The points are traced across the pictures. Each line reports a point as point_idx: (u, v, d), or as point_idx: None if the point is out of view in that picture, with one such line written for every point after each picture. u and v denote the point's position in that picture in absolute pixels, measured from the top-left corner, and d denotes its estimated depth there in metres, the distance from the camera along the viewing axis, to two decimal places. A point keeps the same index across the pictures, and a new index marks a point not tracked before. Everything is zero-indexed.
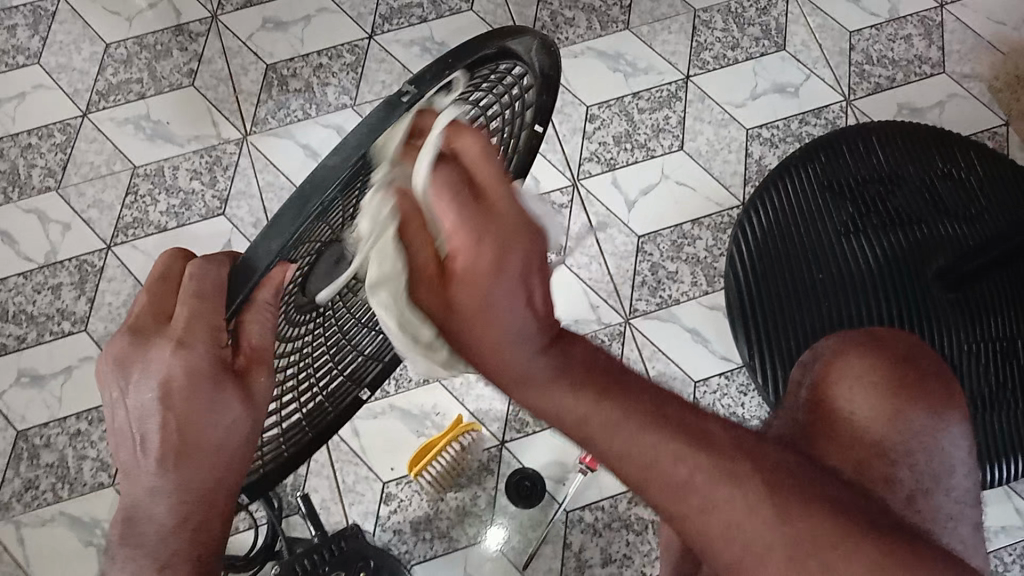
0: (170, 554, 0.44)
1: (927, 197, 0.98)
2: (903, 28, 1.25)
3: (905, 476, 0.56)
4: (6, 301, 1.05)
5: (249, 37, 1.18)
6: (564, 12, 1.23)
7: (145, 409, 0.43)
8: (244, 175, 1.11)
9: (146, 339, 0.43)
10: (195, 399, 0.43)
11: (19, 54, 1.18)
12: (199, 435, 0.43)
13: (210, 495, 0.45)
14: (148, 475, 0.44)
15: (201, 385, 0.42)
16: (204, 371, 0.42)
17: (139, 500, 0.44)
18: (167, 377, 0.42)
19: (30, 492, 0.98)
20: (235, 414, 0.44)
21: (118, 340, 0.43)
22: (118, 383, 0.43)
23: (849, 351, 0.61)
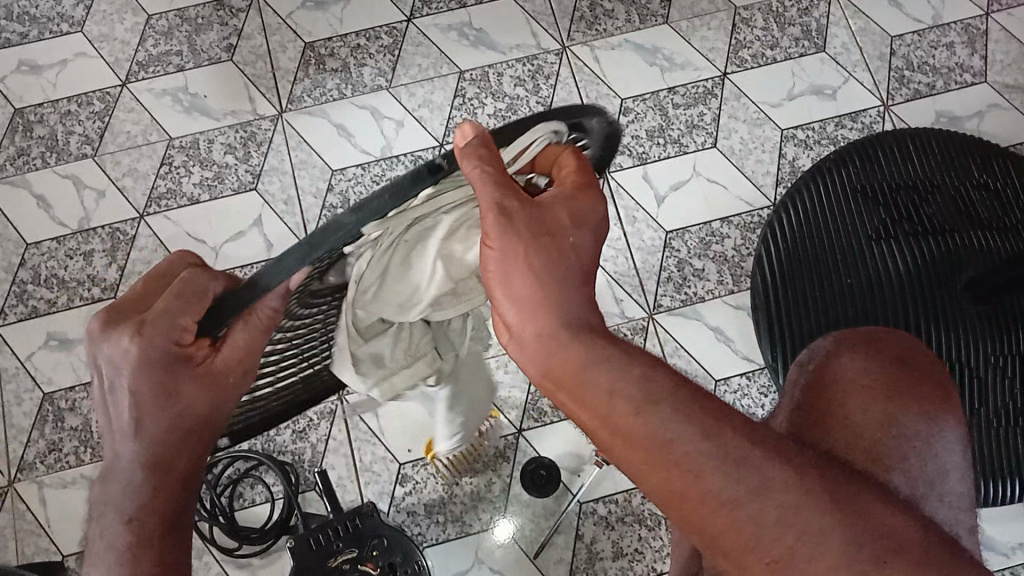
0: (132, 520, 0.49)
1: (960, 206, 0.97)
2: (946, 35, 1.24)
3: (900, 481, 0.55)
4: (40, 264, 1.07)
5: (289, 15, 1.19)
6: (603, 4, 1.22)
7: (117, 390, 0.49)
8: (278, 152, 1.11)
9: (117, 325, 0.48)
10: (164, 381, 0.49)
11: (63, 21, 1.19)
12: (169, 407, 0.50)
13: (170, 472, 0.50)
14: (126, 445, 0.50)
15: (162, 372, 0.48)
16: (164, 360, 0.48)
17: (111, 468, 0.50)
18: (137, 352, 0.47)
19: (54, 453, 0.99)
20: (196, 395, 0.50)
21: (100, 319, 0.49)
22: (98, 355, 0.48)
23: (845, 352, 0.60)
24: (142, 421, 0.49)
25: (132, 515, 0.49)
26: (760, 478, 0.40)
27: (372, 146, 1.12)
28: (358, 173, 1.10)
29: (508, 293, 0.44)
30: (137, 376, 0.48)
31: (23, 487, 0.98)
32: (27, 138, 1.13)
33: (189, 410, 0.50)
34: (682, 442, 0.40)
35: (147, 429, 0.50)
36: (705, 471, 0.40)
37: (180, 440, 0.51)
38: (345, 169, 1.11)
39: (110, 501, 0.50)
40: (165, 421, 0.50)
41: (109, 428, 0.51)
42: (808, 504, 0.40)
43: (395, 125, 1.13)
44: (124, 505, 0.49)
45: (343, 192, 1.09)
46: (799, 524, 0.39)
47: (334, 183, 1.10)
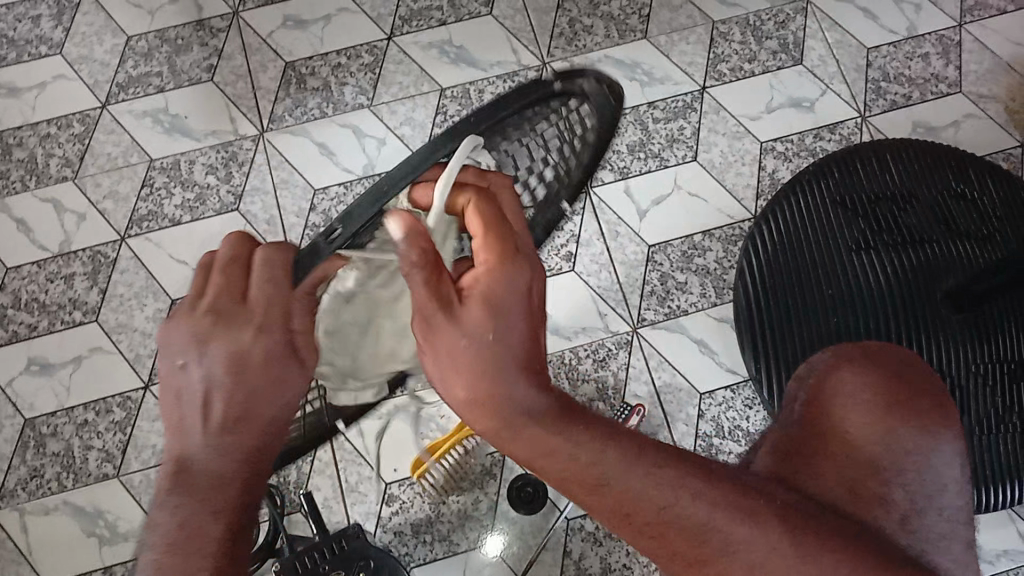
0: (216, 512, 0.47)
1: (938, 216, 0.98)
2: (921, 46, 1.25)
3: (899, 495, 0.56)
4: (19, 289, 1.06)
5: (270, 35, 1.19)
6: (582, 20, 1.23)
7: (214, 379, 0.48)
8: (260, 172, 1.11)
9: (225, 320, 0.48)
10: (271, 371, 0.48)
11: (42, 44, 1.18)
12: (255, 409, 0.49)
13: (251, 465, 0.49)
14: (202, 440, 0.48)
15: (274, 360, 0.48)
16: (268, 353, 0.48)
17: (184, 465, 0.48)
18: (245, 348, 0.48)
19: (35, 480, 0.98)
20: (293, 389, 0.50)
21: (186, 319, 0.48)
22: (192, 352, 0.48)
23: (844, 367, 0.62)
24: (221, 415, 0.48)
25: (224, 509, 0.47)
26: (676, 495, 0.46)
27: (354, 165, 1.12)
28: (341, 192, 1.10)
29: (458, 396, 0.49)
30: (239, 366, 0.48)
31: (5, 515, 0.97)
32: (6, 162, 1.12)
33: (283, 405, 0.50)
34: (651, 508, 0.46)
35: (251, 417, 0.49)
36: (675, 515, 0.46)
37: (271, 432, 0.50)
38: (327, 188, 1.11)
39: (199, 490, 0.47)
40: (238, 421, 0.48)
41: (185, 419, 0.48)
42: (729, 511, 0.46)
43: (378, 144, 1.13)
44: (213, 488, 0.47)
45: (325, 211, 1.09)
46: (753, 558, 0.45)
47: (316, 202, 1.10)
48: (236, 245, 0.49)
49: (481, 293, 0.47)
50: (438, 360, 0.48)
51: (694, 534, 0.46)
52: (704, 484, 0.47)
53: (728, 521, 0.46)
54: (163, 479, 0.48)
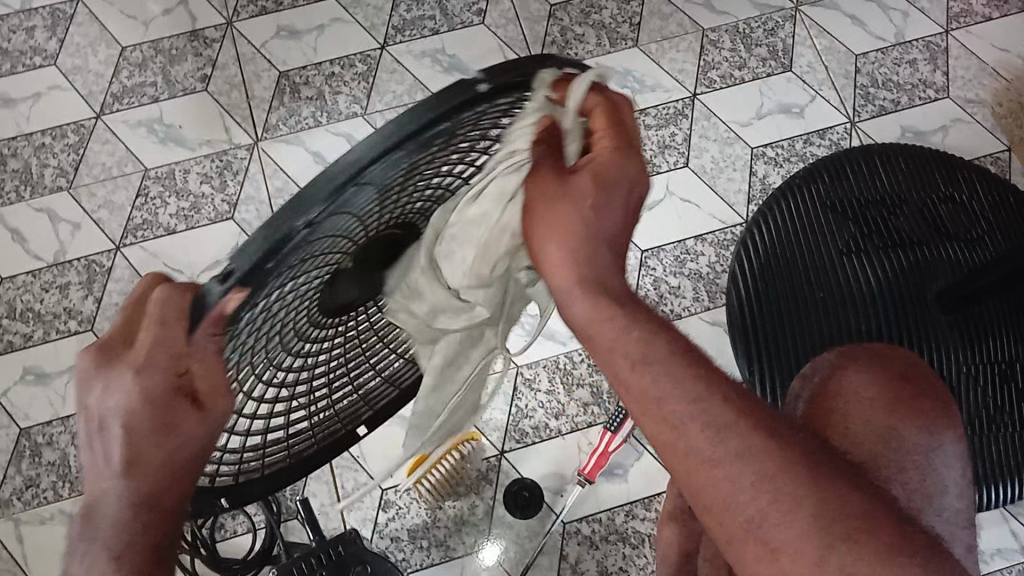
0: (119, 556, 0.43)
1: (929, 218, 0.99)
2: (908, 52, 1.27)
3: (898, 493, 0.57)
4: (14, 298, 1.07)
5: (263, 45, 1.20)
6: (574, 28, 1.24)
7: (111, 420, 0.41)
8: (254, 181, 1.12)
9: (115, 357, 0.40)
10: (166, 417, 0.40)
11: (36, 55, 1.19)
12: (150, 449, 0.41)
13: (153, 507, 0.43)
14: (108, 482, 0.42)
15: (163, 409, 0.40)
16: (167, 392, 0.39)
17: (92, 504, 0.43)
18: (127, 390, 0.39)
19: (32, 488, 0.98)
20: (195, 431, 0.41)
21: (84, 355, 0.41)
22: (81, 387, 0.41)
23: (849, 366, 0.62)
24: (122, 460, 0.42)
25: (128, 551, 0.43)
26: (743, 449, 0.40)
27: None
28: None
29: (571, 302, 0.44)
30: (134, 412, 0.39)
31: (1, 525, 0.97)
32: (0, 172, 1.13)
33: (187, 447, 0.42)
34: (691, 430, 0.41)
35: (144, 459, 0.42)
36: (701, 431, 0.41)
37: (181, 476, 0.43)
38: None
39: (96, 537, 0.43)
40: (139, 465, 0.42)
41: (93, 460, 0.43)
42: (778, 472, 0.40)
43: None
44: (114, 540, 0.43)
45: None
46: (771, 502, 0.39)
47: None
48: (155, 280, 0.42)
49: (601, 177, 0.43)
50: (550, 234, 0.43)
51: (734, 487, 0.40)
52: (766, 443, 0.41)
53: (781, 475, 0.40)
54: (78, 517, 0.44)
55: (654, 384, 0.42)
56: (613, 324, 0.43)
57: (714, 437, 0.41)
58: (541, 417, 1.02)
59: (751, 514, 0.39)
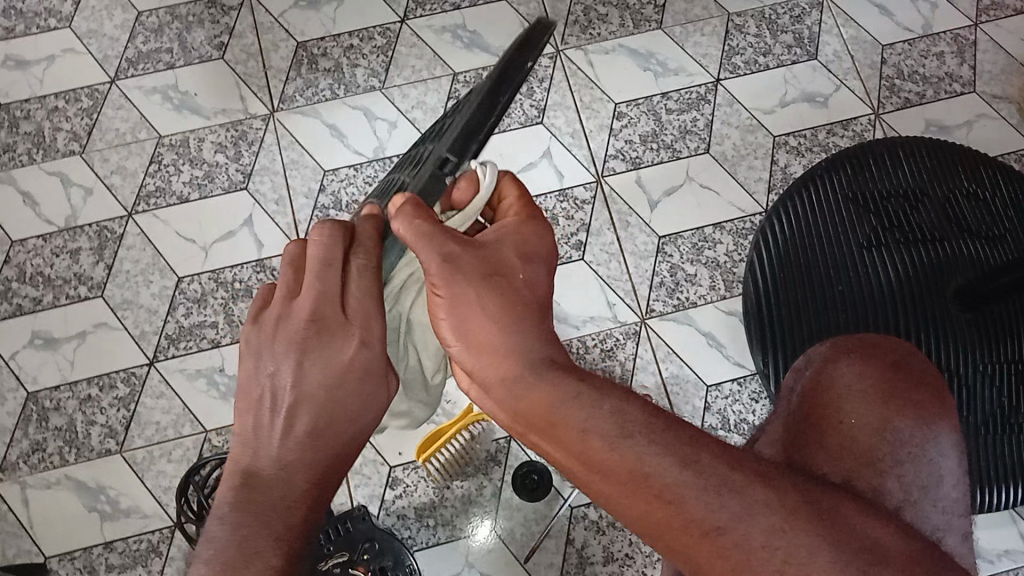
0: (293, 514, 0.49)
1: (950, 214, 0.97)
2: (936, 45, 1.25)
3: (893, 485, 0.56)
4: (24, 262, 1.05)
5: (282, 14, 1.18)
6: (597, 8, 1.22)
7: (302, 391, 0.50)
8: (270, 151, 1.10)
9: (326, 328, 0.51)
10: (360, 392, 0.52)
11: (51, 16, 1.17)
12: (339, 415, 0.51)
13: (324, 469, 0.51)
14: (281, 446, 0.50)
15: (364, 378, 0.52)
16: (366, 364, 0.52)
17: (262, 467, 0.50)
18: (342, 356, 0.51)
19: (37, 454, 0.97)
20: (379, 400, 0.53)
21: (291, 327, 0.51)
22: (286, 356, 0.51)
23: (841, 357, 0.61)
24: (302, 420, 0.50)
25: (289, 535, 0.48)
26: (733, 496, 0.42)
27: (364, 148, 1.11)
28: (350, 174, 1.09)
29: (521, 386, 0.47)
30: (333, 383, 0.51)
31: (6, 488, 0.96)
32: (13, 134, 1.11)
33: (359, 428, 0.53)
34: (670, 464, 0.42)
35: (324, 438, 0.51)
36: (698, 479, 0.42)
37: (344, 450, 0.52)
38: (337, 169, 1.10)
39: (265, 505, 0.49)
40: (316, 426, 0.51)
41: (263, 422, 0.50)
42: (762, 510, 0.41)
43: (388, 127, 1.13)
44: (277, 519, 0.48)
45: (334, 193, 1.09)
46: (766, 531, 0.41)
47: (325, 184, 1.09)
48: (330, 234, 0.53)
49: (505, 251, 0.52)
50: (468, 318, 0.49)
51: (728, 528, 0.41)
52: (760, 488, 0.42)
53: (772, 514, 0.42)
54: (229, 488, 0.50)
55: (621, 448, 0.43)
56: (564, 380, 0.46)
57: (687, 484, 0.42)
58: None
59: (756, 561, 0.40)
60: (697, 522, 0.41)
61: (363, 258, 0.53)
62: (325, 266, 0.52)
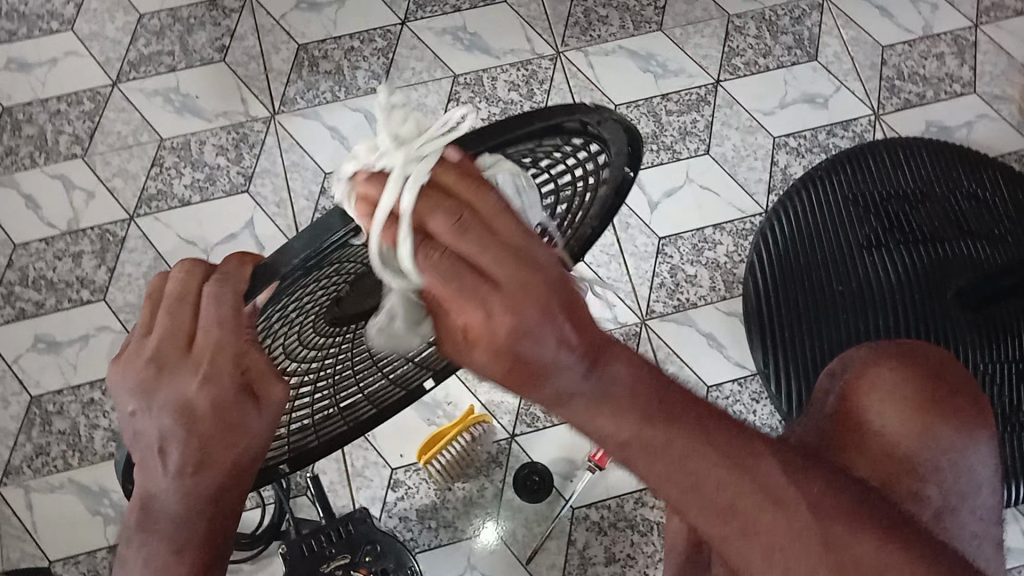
0: (181, 549, 0.44)
1: (949, 214, 0.97)
2: (936, 45, 1.25)
3: (932, 492, 0.57)
4: (27, 265, 1.06)
5: (283, 16, 1.18)
6: (597, 10, 1.23)
7: (168, 428, 0.40)
8: (271, 154, 1.11)
9: (167, 366, 0.39)
10: (225, 423, 0.40)
11: (52, 20, 1.17)
12: (219, 447, 0.41)
13: (221, 497, 0.43)
14: (167, 482, 0.42)
15: (228, 409, 0.40)
16: (230, 398, 0.39)
17: (150, 499, 0.43)
18: (190, 398, 0.39)
19: (41, 457, 0.98)
20: (260, 429, 0.41)
21: (137, 361, 0.39)
22: (140, 400, 0.40)
23: (880, 363, 0.61)
24: (174, 458, 0.41)
25: (190, 548, 0.44)
26: (773, 533, 0.42)
27: (365, 149, 1.11)
28: None
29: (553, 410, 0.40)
30: (190, 423, 0.40)
31: (10, 491, 0.97)
32: (15, 137, 1.11)
33: (253, 446, 0.42)
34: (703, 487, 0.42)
35: (214, 465, 0.41)
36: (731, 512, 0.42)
37: (242, 477, 0.43)
38: (338, 172, 1.10)
39: (161, 531, 0.44)
40: (191, 463, 0.41)
41: (146, 462, 0.42)
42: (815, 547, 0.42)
43: None
44: (179, 538, 0.44)
45: None
46: (797, 569, 0.42)
47: (327, 186, 1.09)
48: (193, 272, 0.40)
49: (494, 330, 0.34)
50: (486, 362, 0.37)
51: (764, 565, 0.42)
52: (798, 525, 0.43)
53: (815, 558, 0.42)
54: (133, 509, 0.44)
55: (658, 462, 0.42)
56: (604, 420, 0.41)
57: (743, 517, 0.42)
58: None
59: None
60: (753, 546, 0.42)
61: (214, 287, 0.37)
62: (182, 300, 0.39)
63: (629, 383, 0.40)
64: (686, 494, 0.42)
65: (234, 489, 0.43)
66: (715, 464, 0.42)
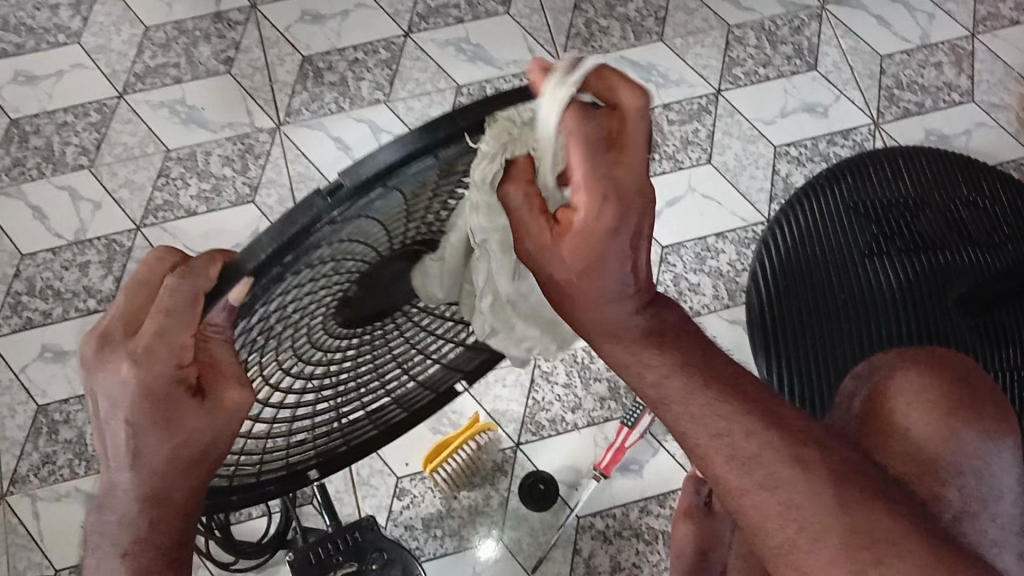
0: (127, 552, 0.45)
1: (950, 221, 0.98)
2: (934, 55, 1.26)
3: (953, 495, 0.56)
4: (34, 276, 1.06)
5: (287, 29, 1.19)
6: (599, 21, 1.24)
7: (113, 420, 0.41)
8: (276, 165, 1.11)
9: (113, 350, 0.39)
10: (165, 415, 0.41)
11: (60, 32, 1.19)
12: (165, 441, 0.41)
13: (163, 496, 0.44)
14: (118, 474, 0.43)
15: (163, 406, 0.40)
16: (167, 390, 0.39)
17: (106, 488, 0.45)
18: (129, 389, 0.39)
19: (48, 466, 0.98)
20: (203, 429, 0.41)
21: (89, 341, 0.40)
22: (87, 383, 0.41)
23: (908, 368, 0.62)
24: (122, 450, 0.42)
25: (135, 549, 0.45)
26: (772, 475, 0.47)
27: None
28: None
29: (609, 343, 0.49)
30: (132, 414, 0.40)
31: (16, 500, 0.97)
32: (22, 149, 1.12)
33: (192, 446, 0.42)
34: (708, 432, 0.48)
35: (156, 460, 0.42)
36: (734, 451, 0.47)
37: (187, 477, 0.43)
38: None
39: (109, 535, 0.45)
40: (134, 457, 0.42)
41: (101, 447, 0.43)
42: (822, 497, 0.46)
43: (394, 139, 1.14)
44: (123, 539, 0.45)
45: None
46: (800, 514, 0.46)
47: None
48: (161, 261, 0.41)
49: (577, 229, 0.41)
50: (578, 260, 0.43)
51: (766, 506, 0.46)
52: (800, 470, 0.47)
53: (810, 498, 0.46)
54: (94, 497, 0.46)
55: (675, 403, 0.49)
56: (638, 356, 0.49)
57: (751, 461, 0.47)
58: (558, 410, 1.02)
59: (784, 541, 0.45)
60: (751, 489, 0.47)
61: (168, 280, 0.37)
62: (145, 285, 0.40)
63: (671, 327, 0.50)
64: (714, 440, 0.48)
65: (178, 489, 0.44)
66: (746, 417, 0.48)
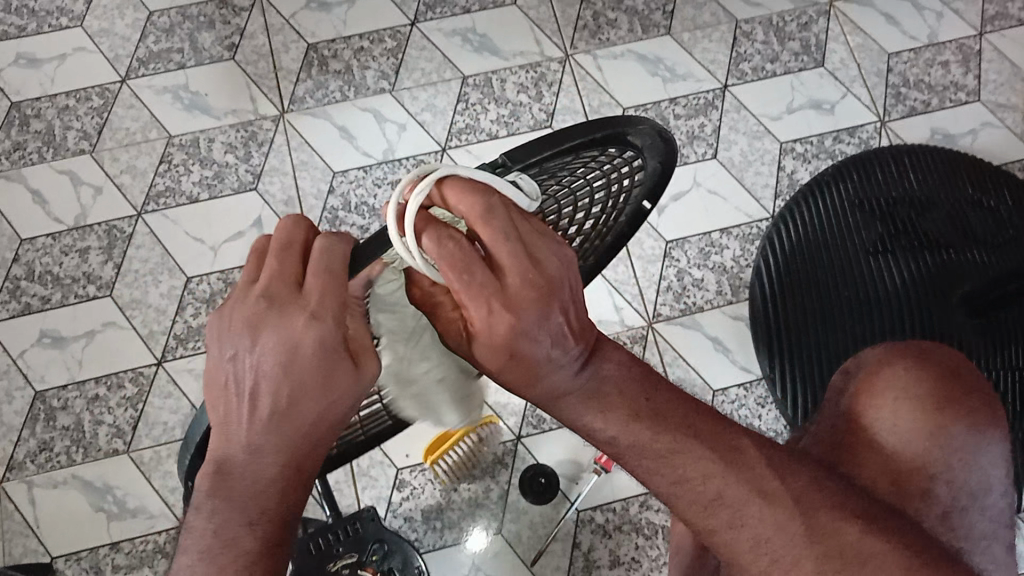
0: (253, 522, 0.43)
1: (958, 220, 0.97)
2: (942, 54, 1.25)
3: (942, 490, 0.56)
4: (34, 260, 1.05)
5: (292, 16, 1.18)
6: (606, 13, 1.23)
7: (263, 377, 0.42)
8: (280, 153, 1.11)
9: (279, 306, 0.43)
10: (322, 374, 0.42)
11: (62, 15, 1.17)
12: (303, 408, 0.42)
13: (297, 464, 0.44)
14: (254, 436, 0.42)
15: (325, 359, 0.42)
16: (332, 343, 0.42)
17: (226, 460, 0.43)
18: (294, 340, 0.42)
19: (46, 452, 0.97)
20: (349, 390, 0.43)
21: (246, 305, 0.43)
22: (240, 341, 0.42)
23: (892, 362, 0.61)
24: (258, 411, 0.42)
25: (261, 520, 0.43)
26: (739, 513, 0.48)
27: (374, 149, 1.12)
28: (360, 175, 1.10)
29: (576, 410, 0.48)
30: (285, 369, 0.42)
31: (14, 486, 0.96)
32: (23, 132, 1.11)
33: (334, 410, 0.43)
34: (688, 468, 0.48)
35: (293, 422, 0.42)
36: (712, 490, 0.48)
37: (317, 444, 0.44)
38: (347, 171, 1.10)
39: (238, 504, 0.43)
40: (276, 413, 0.42)
41: (230, 413, 0.43)
42: (789, 529, 0.47)
43: (398, 129, 1.13)
44: (253, 508, 0.43)
45: (344, 194, 1.09)
46: (769, 547, 0.47)
47: (336, 185, 1.09)
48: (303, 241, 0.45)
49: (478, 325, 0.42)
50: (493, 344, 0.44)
51: (735, 542, 0.48)
52: (765, 505, 0.48)
53: (775, 534, 0.47)
54: (206, 476, 0.43)
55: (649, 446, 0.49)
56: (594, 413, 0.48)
57: (715, 502, 0.48)
58: None
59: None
60: (718, 524, 0.48)
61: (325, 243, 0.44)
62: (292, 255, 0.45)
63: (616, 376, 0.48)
64: (674, 486, 0.48)
65: (311, 457, 0.44)
66: (703, 461, 0.48)
